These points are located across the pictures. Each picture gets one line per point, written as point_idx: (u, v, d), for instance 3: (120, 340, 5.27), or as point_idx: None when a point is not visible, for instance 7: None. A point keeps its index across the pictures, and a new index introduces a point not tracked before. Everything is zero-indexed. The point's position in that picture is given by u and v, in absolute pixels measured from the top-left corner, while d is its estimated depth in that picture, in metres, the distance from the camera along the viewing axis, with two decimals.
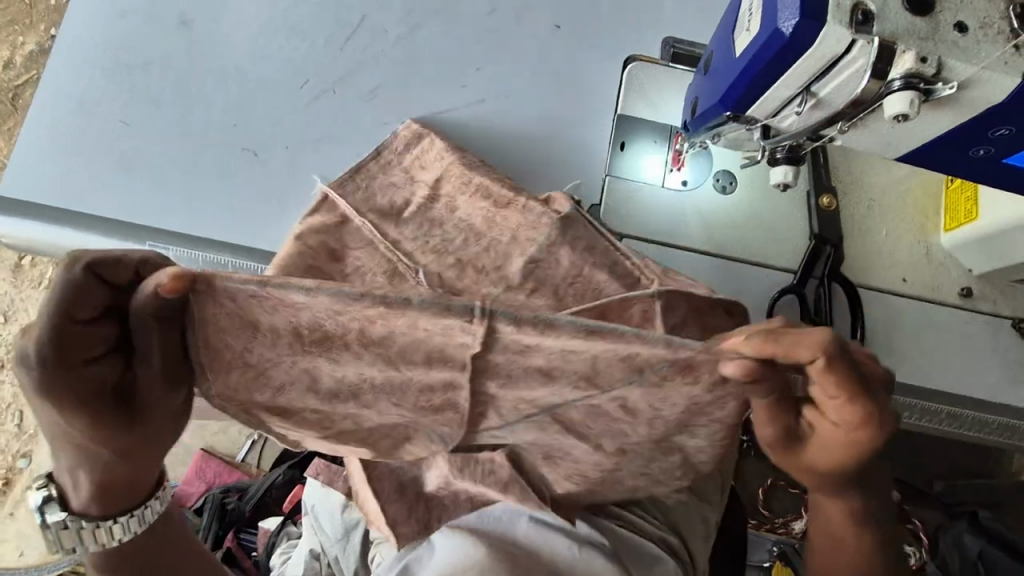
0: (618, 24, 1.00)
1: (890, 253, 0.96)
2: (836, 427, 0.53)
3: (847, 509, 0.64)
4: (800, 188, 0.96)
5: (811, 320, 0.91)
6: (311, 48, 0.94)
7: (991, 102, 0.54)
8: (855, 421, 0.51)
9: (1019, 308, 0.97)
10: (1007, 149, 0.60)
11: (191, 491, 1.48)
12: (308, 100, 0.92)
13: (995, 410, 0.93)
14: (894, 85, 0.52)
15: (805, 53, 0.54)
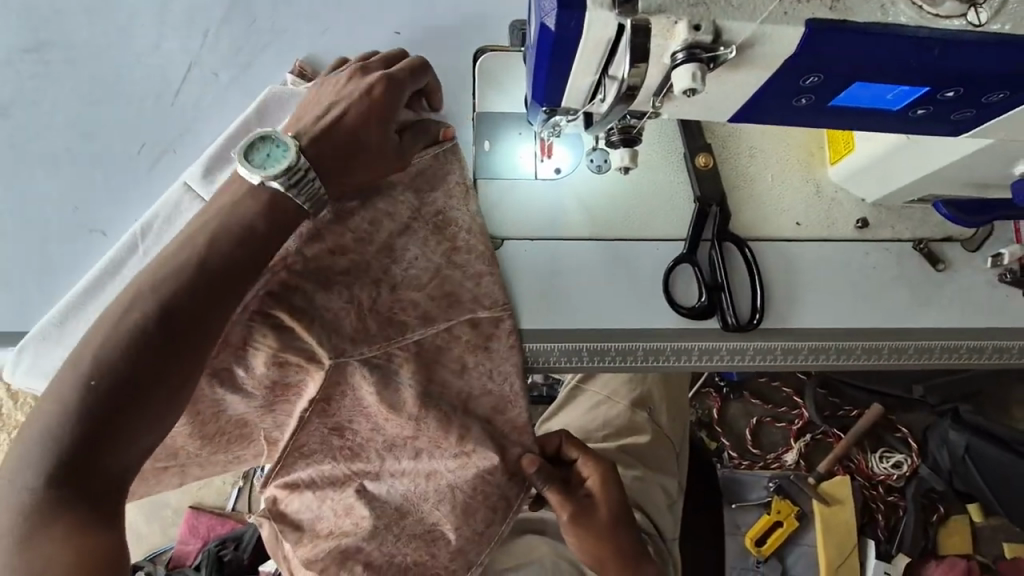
0: (459, 17, 0.94)
1: (779, 199, 0.94)
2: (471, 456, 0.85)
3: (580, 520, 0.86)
4: (675, 154, 0.93)
5: (707, 286, 0.89)
6: (140, 112, 0.89)
7: (782, 60, 0.51)
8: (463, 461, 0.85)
9: (918, 229, 0.95)
10: (826, 94, 0.56)
11: (188, 548, 1.47)
12: (148, 166, 0.88)
13: (910, 336, 0.91)
14: (677, 58, 0.49)
15: (579, 44, 0.50)
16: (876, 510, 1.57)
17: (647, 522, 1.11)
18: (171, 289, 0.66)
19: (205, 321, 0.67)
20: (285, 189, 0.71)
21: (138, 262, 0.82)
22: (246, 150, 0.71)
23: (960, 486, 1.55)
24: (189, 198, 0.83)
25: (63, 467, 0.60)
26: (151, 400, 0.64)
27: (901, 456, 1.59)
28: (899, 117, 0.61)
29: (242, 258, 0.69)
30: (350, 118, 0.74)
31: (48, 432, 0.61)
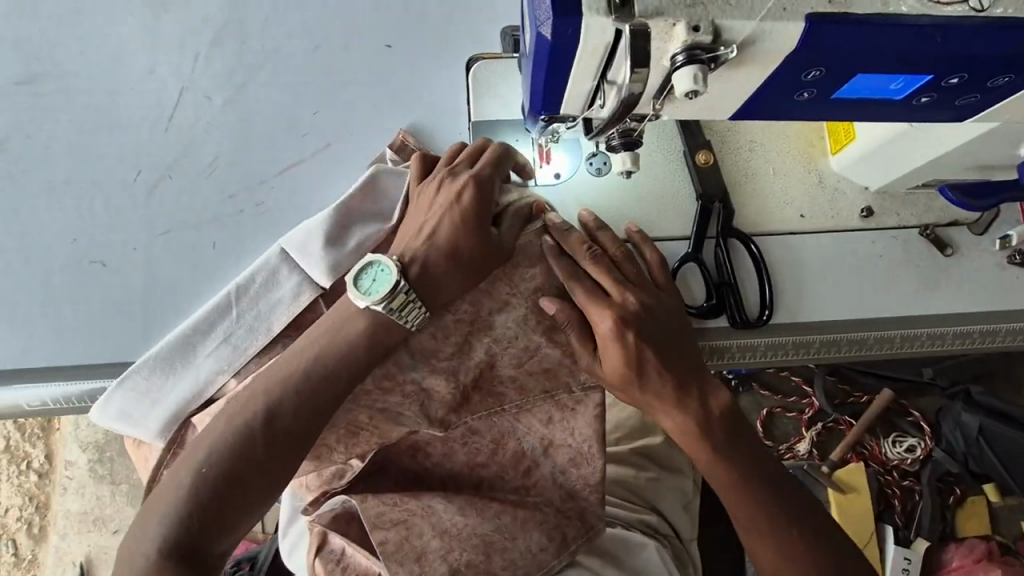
0: (451, 26, 0.93)
1: (782, 192, 0.93)
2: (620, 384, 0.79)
3: (717, 462, 0.79)
4: (675, 153, 0.92)
5: (714, 285, 0.88)
6: (134, 139, 0.88)
7: (782, 56, 0.51)
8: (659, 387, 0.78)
9: (923, 215, 0.94)
10: (828, 88, 0.56)
11: None
12: (144, 193, 0.87)
13: (921, 324, 0.91)
14: (678, 60, 0.48)
15: (578, 51, 0.49)
16: (893, 497, 1.55)
17: (664, 525, 1.09)
18: (302, 376, 0.70)
19: (298, 427, 0.69)
20: (391, 312, 0.72)
21: (228, 324, 0.79)
22: (353, 274, 0.72)
23: (976, 468, 1.54)
24: (288, 265, 0.80)
25: (175, 557, 0.63)
26: (246, 499, 0.67)
27: (915, 439, 1.58)
28: (903, 105, 0.60)
29: (342, 372, 0.71)
30: (446, 228, 0.75)
31: (163, 524, 0.65)
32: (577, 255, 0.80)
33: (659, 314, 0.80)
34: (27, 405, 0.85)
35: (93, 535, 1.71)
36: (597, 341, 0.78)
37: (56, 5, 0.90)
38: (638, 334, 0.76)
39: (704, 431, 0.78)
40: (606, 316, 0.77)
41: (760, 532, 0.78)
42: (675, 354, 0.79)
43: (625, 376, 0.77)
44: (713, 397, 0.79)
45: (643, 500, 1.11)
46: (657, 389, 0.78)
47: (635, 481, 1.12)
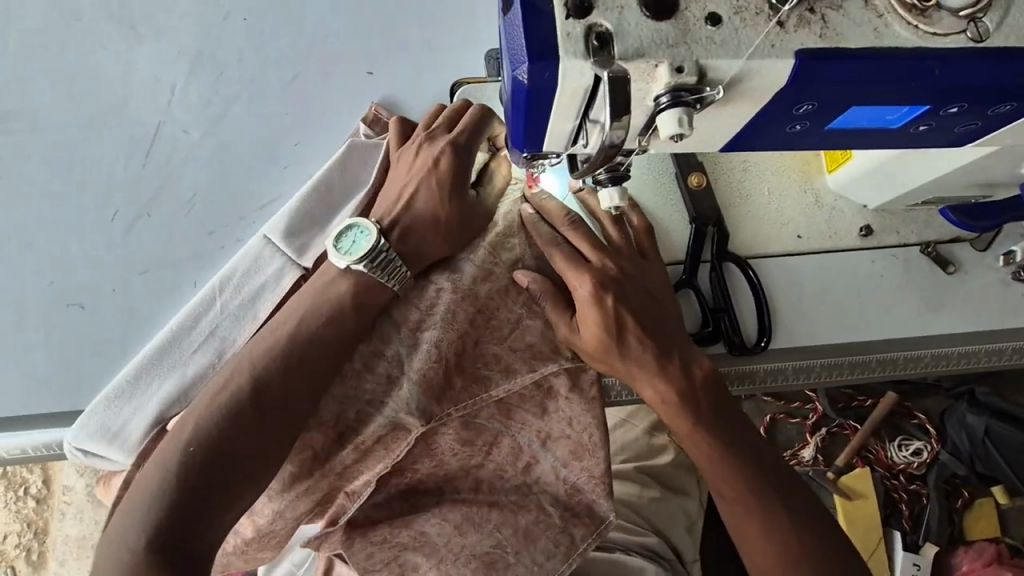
0: (433, 48, 0.91)
1: (778, 212, 0.90)
2: (600, 358, 0.76)
3: (708, 437, 0.76)
4: (666, 175, 0.90)
5: (709, 310, 0.85)
6: (110, 177, 0.86)
7: (770, 92, 0.48)
8: (642, 360, 0.75)
9: (924, 232, 0.91)
10: (822, 119, 0.53)
11: None
12: (122, 232, 0.85)
13: (924, 345, 0.88)
14: (661, 102, 0.46)
15: (555, 95, 0.47)
16: (899, 501, 1.51)
17: (665, 548, 1.04)
18: (280, 353, 0.70)
19: (278, 405, 0.69)
20: (373, 271, 0.72)
21: (215, 317, 0.78)
22: (331, 238, 0.73)
23: (983, 470, 1.51)
24: (270, 251, 0.79)
25: (164, 550, 0.60)
26: (232, 483, 0.65)
27: (922, 442, 1.55)
28: (901, 133, 0.57)
29: (320, 345, 0.72)
30: (422, 197, 0.75)
31: (145, 517, 0.62)
32: (554, 220, 0.79)
33: (638, 282, 0.78)
34: (7, 452, 0.82)
35: (92, 560, 1.63)
36: (578, 310, 0.75)
37: (24, 41, 0.87)
38: (618, 300, 0.74)
39: (688, 401, 0.75)
40: (585, 281, 0.75)
41: (749, 502, 0.75)
42: (658, 324, 0.76)
43: (608, 347, 0.74)
44: (696, 365, 0.76)
45: (645, 520, 1.07)
46: (640, 360, 0.75)
47: (636, 503, 1.09)
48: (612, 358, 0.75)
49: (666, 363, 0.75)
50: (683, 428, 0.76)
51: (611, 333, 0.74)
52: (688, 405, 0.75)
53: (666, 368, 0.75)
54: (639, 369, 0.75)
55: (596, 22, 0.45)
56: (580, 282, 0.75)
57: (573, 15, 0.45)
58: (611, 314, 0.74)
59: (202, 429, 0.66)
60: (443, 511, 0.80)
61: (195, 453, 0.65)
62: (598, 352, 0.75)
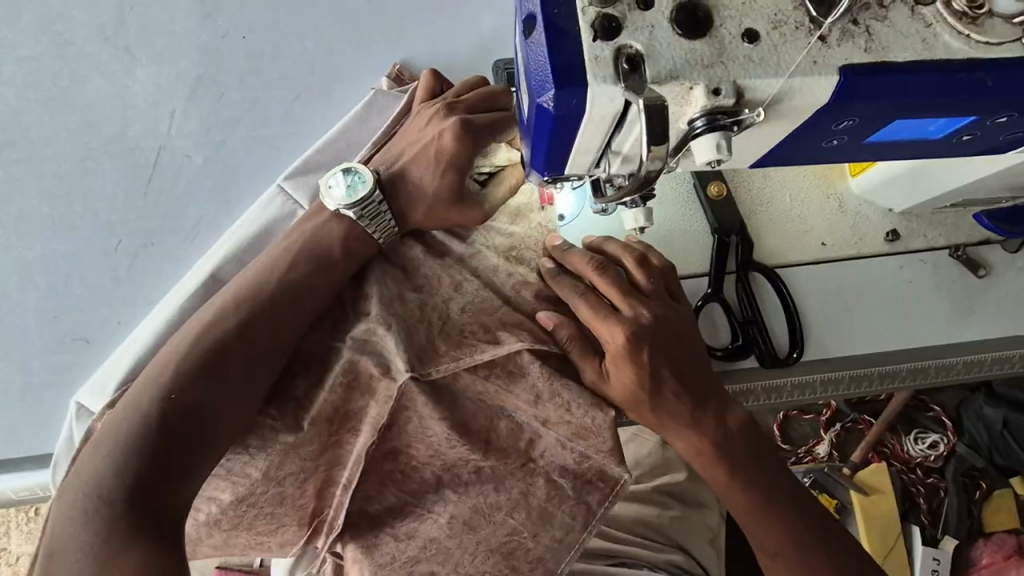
0: (441, 61, 0.88)
1: (801, 220, 0.88)
2: (631, 407, 0.73)
3: (748, 490, 0.74)
4: (684, 183, 0.87)
5: (739, 323, 0.83)
6: (113, 205, 0.83)
7: (811, 111, 0.45)
8: (676, 412, 0.72)
9: (953, 234, 0.88)
10: (860, 133, 0.50)
11: None
12: (128, 261, 0.82)
13: (956, 352, 0.85)
14: (696, 126, 0.43)
15: (582, 121, 0.44)
16: (917, 496, 1.49)
17: (691, 563, 1.04)
18: (271, 297, 0.68)
19: (264, 360, 0.66)
20: (358, 216, 0.71)
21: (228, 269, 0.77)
22: (330, 180, 0.72)
23: (1002, 461, 1.48)
24: (281, 197, 0.79)
25: (132, 489, 0.57)
26: (216, 427, 0.62)
27: (938, 435, 1.52)
28: (942, 143, 0.54)
29: (317, 287, 0.70)
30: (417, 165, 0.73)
31: (119, 455, 0.58)
32: (575, 267, 0.75)
33: (675, 327, 0.73)
34: (14, 494, 0.81)
35: None
36: (608, 360, 0.72)
37: (17, 65, 0.84)
38: (652, 352, 0.70)
39: (723, 453, 0.73)
40: (618, 334, 0.70)
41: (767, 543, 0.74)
42: (695, 371, 0.73)
43: (640, 398, 0.72)
44: (731, 415, 0.74)
45: (667, 539, 1.06)
46: (673, 412, 0.72)
47: (657, 520, 1.07)
48: (643, 411, 0.73)
49: (697, 411, 0.72)
50: (718, 478, 0.74)
51: (644, 385, 0.71)
52: (725, 457, 0.73)
53: (698, 418, 0.73)
54: (672, 420, 0.73)
55: (626, 44, 0.42)
56: (612, 333, 0.70)
57: (600, 37, 0.42)
58: (644, 368, 0.70)
59: (188, 368, 0.63)
60: (454, 521, 0.76)
61: (178, 395, 0.61)
62: (631, 402, 0.72)
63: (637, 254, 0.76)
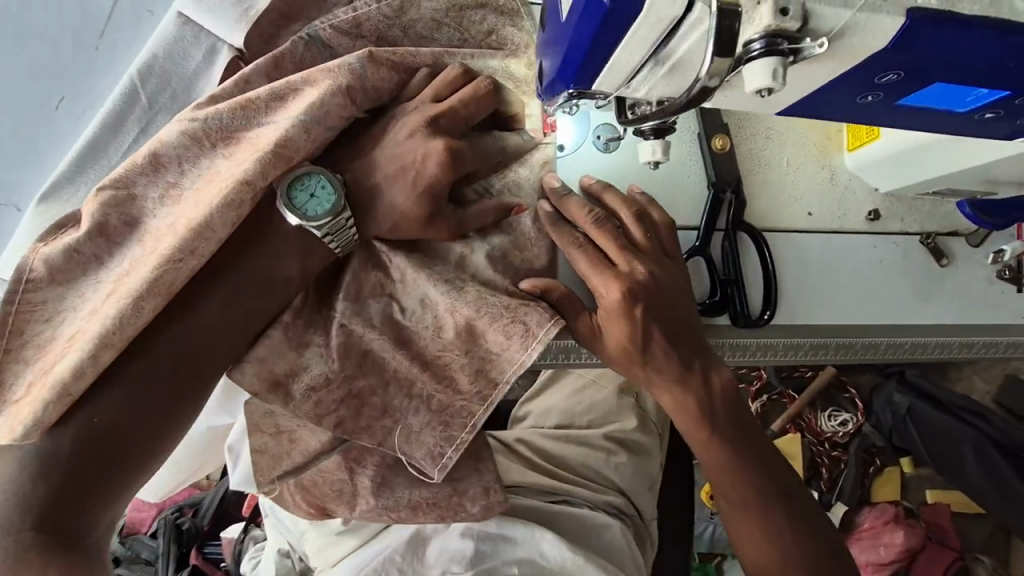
0: None
1: (793, 186, 0.88)
2: (611, 327, 0.69)
3: (676, 409, 0.73)
4: (689, 131, 0.86)
5: (719, 280, 0.83)
6: (52, 51, 0.75)
7: (863, 55, 0.44)
8: (659, 371, 0.71)
9: (926, 222, 0.92)
10: (897, 93, 0.50)
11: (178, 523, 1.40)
12: (72, 120, 0.77)
13: (907, 333, 0.90)
14: (753, 48, 0.41)
15: (634, 19, 0.43)
16: (820, 465, 1.62)
17: (629, 506, 1.09)
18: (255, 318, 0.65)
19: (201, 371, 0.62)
20: (320, 234, 0.63)
21: (146, 113, 0.75)
22: None
23: (898, 443, 1.57)
24: (191, 31, 0.72)
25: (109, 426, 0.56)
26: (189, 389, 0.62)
27: (849, 415, 1.60)
28: (964, 119, 0.54)
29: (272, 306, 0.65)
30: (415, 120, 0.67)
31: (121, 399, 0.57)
32: (573, 216, 0.72)
33: (667, 288, 0.71)
34: None
35: None
36: (601, 315, 0.69)
37: None
38: (647, 311, 0.68)
39: (682, 386, 0.72)
40: (613, 288, 0.68)
41: (746, 516, 0.74)
42: (677, 325, 0.71)
43: (628, 316, 0.68)
44: (716, 375, 0.73)
45: (611, 483, 1.10)
46: (660, 367, 0.71)
47: (601, 466, 1.10)
48: (635, 368, 0.71)
49: (686, 387, 0.72)
50: (664, 392, 0.73)
51: (624, 340, 0.69)
52: (693, 392, 0.72)
53: (686, 385, 0.72)
54: (642, 356, 0.70)
55: None
56: (610, 279, 0.69)
57: None
58: (632, 301, 0.68)
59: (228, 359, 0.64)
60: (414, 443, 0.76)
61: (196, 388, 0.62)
62: (632, 343, 0.69)
63: (634, 212, 0.74)
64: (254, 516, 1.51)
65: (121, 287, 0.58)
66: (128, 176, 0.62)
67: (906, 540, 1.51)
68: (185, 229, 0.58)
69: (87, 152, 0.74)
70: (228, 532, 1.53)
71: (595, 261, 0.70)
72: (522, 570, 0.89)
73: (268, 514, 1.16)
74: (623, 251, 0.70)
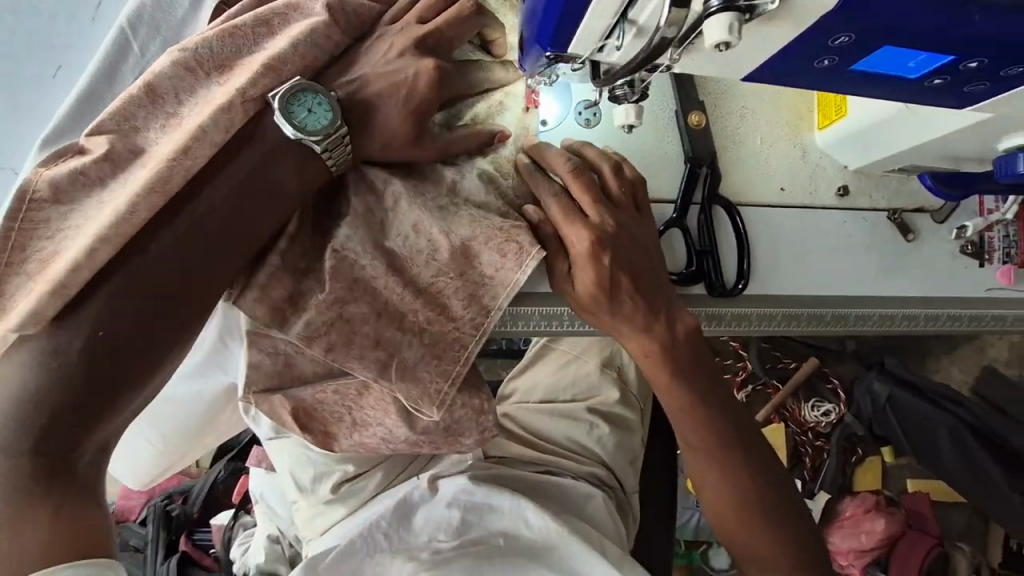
0: None
1: (766, 161, 0.92)
2: (581, 273, 0.73)
3: (641, 354, 0.77)
4: (666, 106, 0.90)
5: (696, 251, 0.87)
6: (52, 20, 0.80)
7: (814, 17, 0.48)
8: (626, 316, 0.75)
9: (893, 199, 0.96)
10: (851, 58, 0.53)
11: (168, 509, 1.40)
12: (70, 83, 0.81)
13: (875, 304, 0.94)
14: (712, 5, 0.45)
15: None
16: (803, 454, 1.66)
17: (611, 479, 1.13)
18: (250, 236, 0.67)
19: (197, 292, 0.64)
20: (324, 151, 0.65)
21: (138, 60, 0.77)
22: None
23: (880, 430, 1.60)
24: None
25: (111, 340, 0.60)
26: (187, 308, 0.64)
27: (832, 405, 1.64)
28: (916, 86, 0.59)
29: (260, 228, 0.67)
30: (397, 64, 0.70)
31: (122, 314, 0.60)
32: (551, 164, 0.75)
33: (637, 241, 0.75)
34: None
35: None
36: (572, 259, 0.73)
37: None
38: (615, 258, 0.72)
39: (647, 334, 0.76)
40: (583, 235, 0.71)
41: (702, 459, 0.80)
42: (643, 271, 0.74)
43: (596, 261, 0.71)
44: (679, 323, 0.76)
45: (594, 456, 1.13)
46: (626, 311, 0.74)
47: (584, 441, 1.13)
48: (603, 312, 0.75)
49: (652, 335, 0.76)
50: (630, 337, 0.76)
51: (591, 285, 0.73)
52: (660, 339, 0.76)
53: (652, 332, 0.76)
54: (609, 301, 0.74)
55: None
56: (581, 226, 0.72)
57: None
58: (600, 247, 0.71)
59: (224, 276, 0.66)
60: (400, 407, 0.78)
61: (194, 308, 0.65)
62: (598, 287, 0.73)
63: (610, 165, 0.77)
64: (244, 502, 1.52)
65: (123, 214, 0.61)
66: (125, 109, 0.64)
67: (886, 527, 1.55)
68: (181, 139, 0.60)
69: (82, 97, 0.76)
70: (217, 520, 1.54)
71: (568, 207, 0.73)
72: (506, 542, 0.92)
73: (258, 500, 1.19)
74: (597, 205, 0.73)
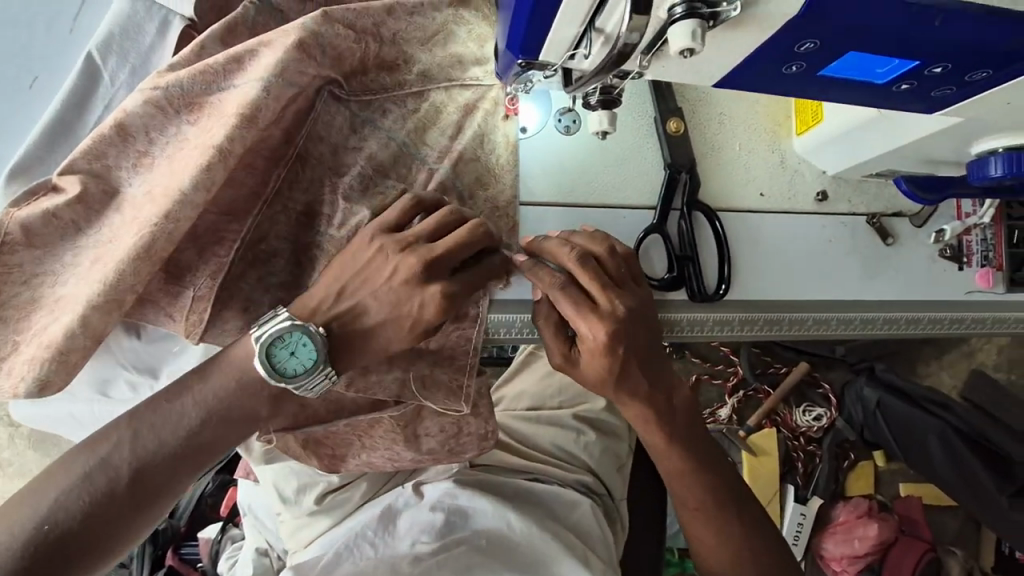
0: None
1: (745, 167, 0.93)
2: (592, 363, 0.70)
3: (643, 421, 0.77)
4: (646, 114, 0.91)
5: (677, 257, 0.87)
6: (28, 36, 0.80)
7: (779, 24, 0.49)
8: (631, 392, 0.74)
9: (872, 204, 0.97)
10: (819, 63, 0.54)
11: None
12: (46, 97, 0.80)
13: (857, 307, 0.94)
14: (676, 12, 0.46)
15: None
16: (796, 459, 1.63)
17: (599, 486, 1.11)
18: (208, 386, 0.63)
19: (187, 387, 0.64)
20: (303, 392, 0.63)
21: (109, 87, 0.75)
22: None
23: (870, 437, 1.61)
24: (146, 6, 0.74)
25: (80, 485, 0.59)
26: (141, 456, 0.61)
27: (822, 410, 1.63)
28: (883, 90, 0.60)
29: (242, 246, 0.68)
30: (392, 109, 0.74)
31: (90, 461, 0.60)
32: (557, 255, 0.70)
33: (645, 318, 0.71)
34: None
35: None
36: (585, 351, 0.70)
37: None
38: (627, 346, 0.69)
39: (653, 405, 0.75)
40: (598, 331, 0.67)
41: (698, 513, 0.83)
42: (648, 348, 0.72)
43: (608, 355, 0.69)
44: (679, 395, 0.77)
45: (581, 463, 1.12)
46: (632, 388, 0.73)
47: (571, 449, 1.12)
48: (611, 392, 0.73)
49: (656, 401, 0.75)
50: (632, 409, 0.76)
51: (602, 374, 0.71)
52: (662, 406, 0.76)
53: (654, 399, 0.75)
54: (621, 384, 0.72)
55: None
56: (596, 325, 0.67)
57: None
58: (612, 341, 0.68)
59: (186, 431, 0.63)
60: (383, 415, 0.78)
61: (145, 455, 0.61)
62: (608, 375, 0.71)
63: (610, 245, 0.72)
64: (231, 515, 1.50)
65: (105, 252, 0.62)
66: (97, 147, 0.64)
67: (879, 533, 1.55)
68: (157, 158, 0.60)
69: (50, 127, 0.73)
70: (205, 533, 1.52)
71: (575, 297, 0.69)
72: (489, 544, 0.90)
73: (246, 513, 1.17)
74: (604, 289, 0.68)
